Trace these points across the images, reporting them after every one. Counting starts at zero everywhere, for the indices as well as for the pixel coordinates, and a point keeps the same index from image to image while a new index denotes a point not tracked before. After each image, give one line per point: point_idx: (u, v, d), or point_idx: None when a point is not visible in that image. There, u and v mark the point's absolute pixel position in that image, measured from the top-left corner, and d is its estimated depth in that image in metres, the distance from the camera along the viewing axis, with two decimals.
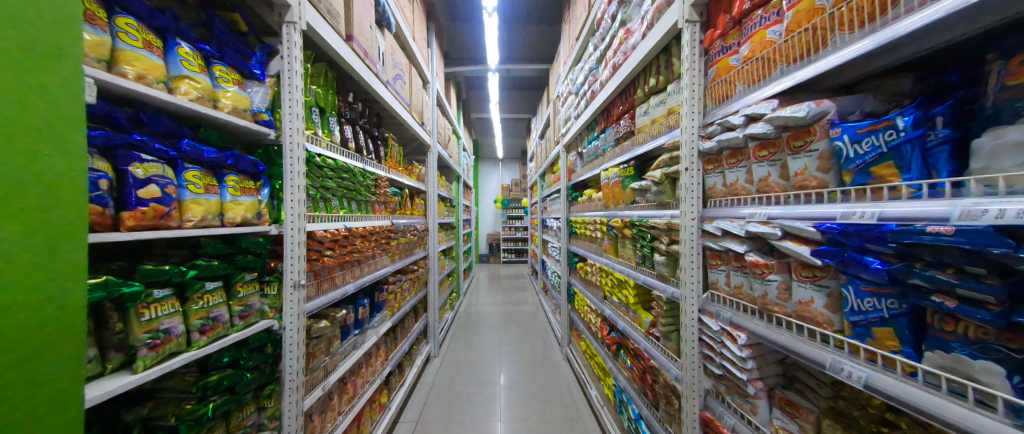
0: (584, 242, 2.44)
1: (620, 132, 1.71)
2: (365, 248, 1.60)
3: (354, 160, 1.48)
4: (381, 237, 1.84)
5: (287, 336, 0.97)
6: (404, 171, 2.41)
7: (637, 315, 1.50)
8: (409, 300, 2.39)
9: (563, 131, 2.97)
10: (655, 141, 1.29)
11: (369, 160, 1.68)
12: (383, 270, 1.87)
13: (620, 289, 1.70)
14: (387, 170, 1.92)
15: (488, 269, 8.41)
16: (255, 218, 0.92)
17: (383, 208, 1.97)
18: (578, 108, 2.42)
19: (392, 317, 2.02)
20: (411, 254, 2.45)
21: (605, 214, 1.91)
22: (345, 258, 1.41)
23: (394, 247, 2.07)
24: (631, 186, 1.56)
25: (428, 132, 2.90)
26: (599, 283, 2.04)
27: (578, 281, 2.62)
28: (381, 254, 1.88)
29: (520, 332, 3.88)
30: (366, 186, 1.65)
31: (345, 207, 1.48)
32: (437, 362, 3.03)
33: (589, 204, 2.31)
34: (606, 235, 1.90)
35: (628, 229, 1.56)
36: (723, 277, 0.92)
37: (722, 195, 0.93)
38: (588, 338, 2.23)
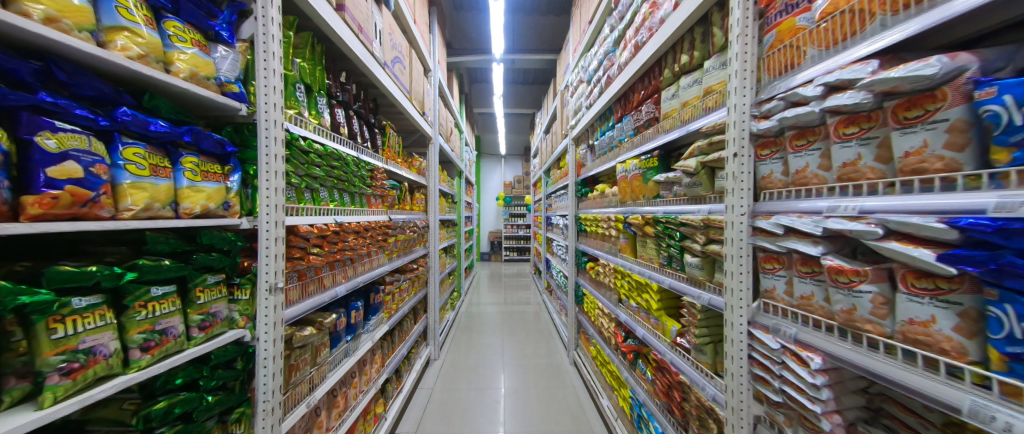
0: (595, 241, 2.29)
1: (640, 120, 1.55)
2: (358, 245, 1.45)
3: (347, 148, 1.33)
4: (376, 234, 1.69)
5: (261, 349, 0.82)
6: (404, 164, 2.26)
7: (660, 322, 1.35)
8: (407, 301, 2.25)
9: (571, 123, 2.82)
10: (688, 127, 1.14)
11: (364, 149, 1.53)
12: (379, 269, 1.72)
13: (638, 293, 1.55)
14: (384, 161, 1.77)
15: (490, 267, 8.27)
16: (221, 208, 0.76)
17: (380, 202, 1.82)
18: (590, 97, 2.26)
19: (389, 320, 1.87)
20: (410, 253, 2.30)
21: (620, 211, 1.76)
22: (336, 256, 1.27)
23: (392, 244, 1.93)
24: (654, 180, 1.41)
25: (429, 123, 2.73)
26: (612, 285, 1.89)
27: (587, 282, 2.46)
28: (377, 252, 1.73)
29: (523, 333, 3.74)
30: (361, 177, 1.50)
31: (336, 199, 1.34)
32: (437, 365, 2.89)
33: (602, 201, 2.15)
34: (622, 233, 1.75)
35: (649, 227, 1.41)
36: (784, 285, 0.77)
37: (782, 185, 0.77)
38: (600, 343, 2.08)
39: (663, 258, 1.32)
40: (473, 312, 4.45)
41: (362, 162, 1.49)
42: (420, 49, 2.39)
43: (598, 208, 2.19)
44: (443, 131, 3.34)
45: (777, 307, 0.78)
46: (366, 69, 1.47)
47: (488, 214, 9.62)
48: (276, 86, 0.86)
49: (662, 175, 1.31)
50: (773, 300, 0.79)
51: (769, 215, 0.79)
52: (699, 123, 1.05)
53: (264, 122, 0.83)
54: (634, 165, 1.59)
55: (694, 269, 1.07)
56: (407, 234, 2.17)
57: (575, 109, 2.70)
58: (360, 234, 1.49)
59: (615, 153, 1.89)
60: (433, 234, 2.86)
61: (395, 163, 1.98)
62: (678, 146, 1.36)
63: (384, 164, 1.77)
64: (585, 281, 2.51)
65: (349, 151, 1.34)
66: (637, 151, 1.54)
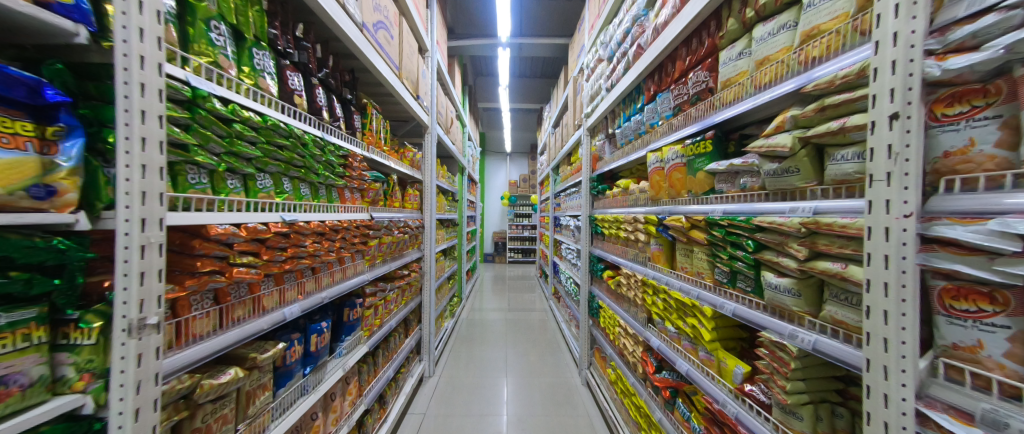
0: (615, 248, 1.95)
1: (684, 95, 1.21)
2: (322, 250, 1.14)
3: (301, 123, 1.02)
4: (351, 237, 1.37)
5: (113, 426, 0.51)
6: (392, 154, 1.95)
7: (713, 359, 1.01)
8: (395, 314, 1.93)
9: (586, 111, 2.48)
10: (767, 91, 0.80)
11: (334, 129, 1.23)
12: (357, 279, 1.40)
13: (677, 315, 1.21)
14: (362, 147, 1.45)
15: (493, 269, 7.95)
16: (28, 197, 0.44)
17: (358, 198, 1.50)
18: (610, 77, 1.93)
19: (369, 339, 1.56)
20: (398, 259, 1.97)
21: (652, 212, 1.42)
22: (282, 266, 0.95)
23: (373, 248, 1.61)
24: (704, 170, 1.07)
25: (424, 109, 2.42)
26: (638, 301, 1.56)
27: (604, 294, 2.12)
28: (353, 258, 1.42)
29: (528, 345, 3.40)
30: (327, 164, 1.19)
31: (288, 190, 1.02)
32: (432, 383, 2.57)
33: (625, 199, 1.81)
34: (657, 239, 1.41)
35: (700, 233, 1.07)
36: (1012, 348, 0.42)
37: (998, 166, 0.43)
38: (620, 368, 1.74)
39: (721, 275, 0.99)
40: (474, 319, 4.12)
41: (328, 145, 1.18)
42: (414, 22, 2.08)
43: (619, 209, 1.86)
44: (442, 122, 3.02)
45: (982, 377, 0.44)
46: (335, 28, 1.16)
47: (492, 213, 9.30)
48: (147, 3, 0.54)
49: (720, 163, 0.98)
50: (963, 362, 0.46)
51: (968, 219, 0.45)
52: (791, 82, 0.72)
53: (122, 58, 0.52)
54: (673, 153, 1.25)
55: (784, 295, 0.73)
56: (394, 236, 1.85)
57: (591, 94, 2.37)
58: (325, 237, 1.17)
59: (645, 141, 1.55)
60: (428, 235, 2.55)
61: (380, 152, 1.66)
62: (740, 125, 1.02)
63: (361, 152, 1.45)
64: (602, 292, 2.18)
65: (304, 128, 1.03)
66: (679, 134, 1.20)
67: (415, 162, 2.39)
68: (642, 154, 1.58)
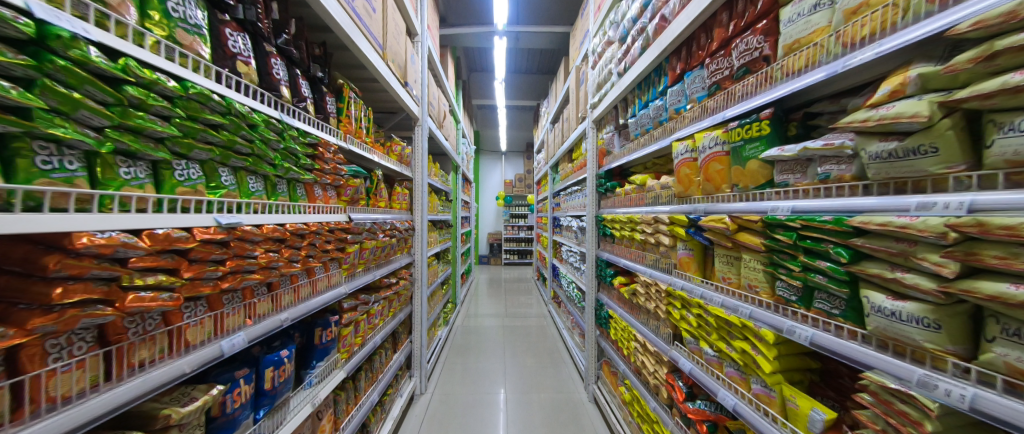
0: (629, 253, 1.75)
1: (727, 70, 1.01)
2: (282, 262, 0.91)
3: (244, 98, 0.78)
4: (324, 243, 1.14)
5: None
6: (377, 147, 1.72)
7: (776, 395, 0.80)
8: (380, 330, 1.69)
9: (592, 102, 2.28)
10: (864, 48, 0.61)
11: (298, 111, 1.00)
12: (333, 294, 1.17)
13: (719, 335, 1.00)
14: (337, 136, 1.22)
15: (488, 272, 7.71)
16: None
17: (334, 196, 1.26)
18: (621, 61, 1.74)
19: (348, 362, 1.33)
20: (385, 267, 1.73)
21: (681, 212, 1.21)
22: (218, 286, 0.72)
23: (354, 256, 1.37)
24: (759, 159, 0.87)
25: (414, 99, 2.19)
26: (661, 313, 1.35)
27: (615, 303, 1.91)
28: (327, 268, 1.19)
29: (528, 354, 3.18)
30: (289, 154, 0.96)
31: (229, 185, 0.78)
32: (424, 400, 2.33)
33: (641, 198, 1.61)
34: (687, 244, 1.20)
35: (755, 238, 0.87)
36: None
37: None
38: (637, 389, 1.53)
39: (787, 290, 0.78)
40: (470, 326, 3.89)
41: (286, 128, 0.93)
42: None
43: (635, 208, 1.65)
44: (435, 114, 2.79)
45: None
46: None
47: (488, 214, 9.03)
48: None
49: (785, 149, 0.78)
50: None
51: None
52: (911, 29, 0.53)
53: None
54: (711, 140, 1.04)
55: (907, 325, 0.52)
56: (379, 240, 1.61)
57: (598, 83, 2.16)
58: (287, 244, 0.94)
59: (669, 130, 1.35)
60: (419, 238, 2.31)
61: (361, 143, 1.43)
62: (807, 101, 0.82)
63: (336, 141, 1.21)
64: (612, 300, 1.97)
65: (249, 104, 0.79)
66: (721, 117, 1.00)
67: (405, 157, 2.16)
68: (664, 145, 1.37)
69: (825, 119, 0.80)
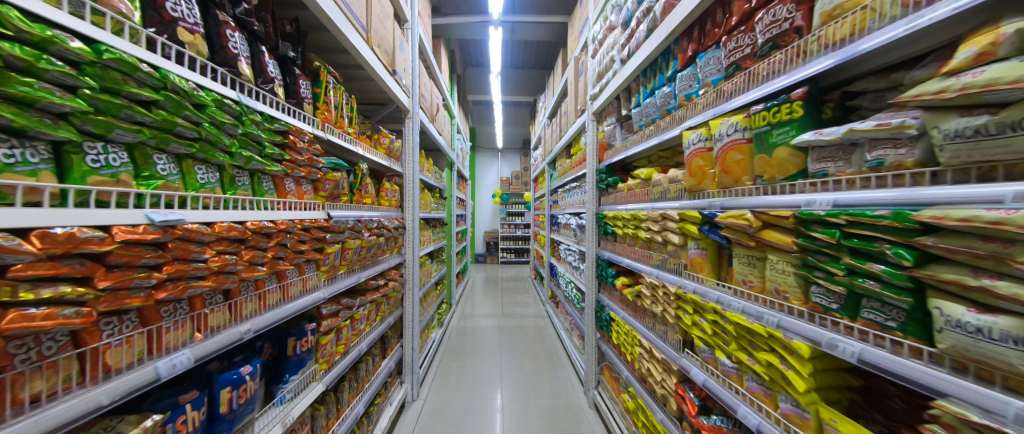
0: (632, 253, 1.65)
1: (749, 48, 0.90)
2: (245, 265, 0.78)
3: (187, 71, 0.64)
4: (298, 243, 1.02)
5: None
6: (362, 139, 1.59)
7: (811, 418, 0.69)
8: (366, 336, 1.57)
9: (592, 93, 2.17)
10: (934, 5, 0.49)
11: (264, 93, 0.87)
12: (309, 299, 1.06)
13: (740, 344, 0.90)
14: (312, 123, 1.09)
15: (485, 271, 7.59)
16: None
17: (311, 191, 1.14)
18: (625, 47, 1.63)
19: (328, 373, 1.21)
20: (371, 268, 1.61)
21: (693, 208, 1.11)
22: (150, 298, 0.58)
23: (335, 257, 1.25)
24: (789, 146, 0.76)
25: (404, 90, 2.07)
26: (670, 318, 1.25)
27: (617, 305, 1.81)
28: (303, 271, 1.07)
29: (525, 357, 3.07)
30: (254, 141, 0.84)
31: (167, 175, 0.63)
32: (416, 407, 2.22)
33: (647, 194, 1.50)
34: (699, 243, 1.10)
35: (784, 236, 0.76)
36: None
37: None
38: (641, 398, 1.43)
39: (825, 298, 0.68)
40: (464, 327, 3.77)
41: (244, 109, 0.79)
42: None
43: (638, 204, 1.54)
44: (427, 107, 2.67)
45: None
46: None
47: (484, 212, 8.91)
48: None
49: (823, 133, 0.67)
50: None
51: None
52: None
53: None
54: (731, 127, 0.93)
55: (997, 346, 0.41)
56: (365, 240, 1.49)
57: (598, 73, 2.05)
58: (250, 245, 0.82)
59: (678, 118, 1.24)
60: (410, 237, 2.19)
61: (342, 133, 1.30)
62: (854, 73, 0.71)
63: (313, 130, 1.09)
64: (614, 302, 1.87)
65: (193, 79, 0.65)
66: (742, 100, 0.89)
67: (394, 151, 2.03)
68: (673, 135, 1.27)
69: (869, 98, 0.70)
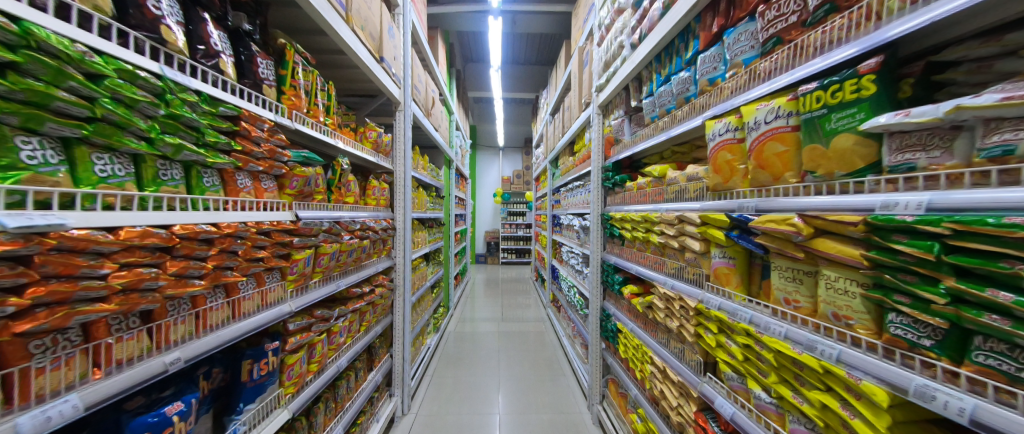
0: (643, 259, 1.48)
1: (796, 15, 0.74)
2: (170, 280, 0.63)
3: (73, 29, 0.49)
4: (252, 250, 0.87)
5: None
6: (343, 132, 1.44)
7: None
8: (348, 349, 1.42)
9: (597, 84, 2.01)
10: None
11: (206, 69, 0.72)
12: (269, 316, 0.90)
13: (782, 377, 0.74)
14: (274, 110, 0.94)
15: (485, 271, 7.45)
16: None
17: (276, 189, 0.98)
18: (635, 30, 1.46)
19: (299, 396, 1.06)
20: (352, 275, 1.46)
21: (719, 210, 0.94)
22: (3, 333, 0.42)
23: (307, 264, 1.10)
24: (854, 133, 0.60)
25: (394, 80, 1.91)
26: (688, 336, 1.09)
27: (625, 315, 1.65)
28: (262, 281, 0.92)
29: (525, 364, 2.91)
30: (188, 126, 0.68)
31: (37, 164, 0.46)
32: (407, 420, 2.07)
33: (661, 193, 1.33)
34: (725, 252, 0.94)
35: (849, 248, 0.60)
36: None
37: None
38: (653, 423, 1.27)
39: (912, 330, 0.52)
40: (462, 332, 3.62)
41: (167, 84, 0.63)
42: None
43: (650, 205, 1.38)
44: (422, 100, 2.51)
45: None
46: None
47: (485, 211, 8.75)
48: None
49: (911, 114, 0.50)
50: None
51: None
52: None
53: None
54: (772, 114, 0.77)
55: None
56: (345, 244, 1.34)
57: (604, 62, 1.89)
58: (182, 253, 0.67)
59: (699, 107, 1.08)
60: (401, 238, 2.04)
61: (315, 122, 1.15)
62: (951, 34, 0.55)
63: (275, 117, 0.94)
64: (622, 312, 1.70)
65: (79, 39, 0.50)
66: (787, 80, 0.73)
67: (384, 147, 1.88)
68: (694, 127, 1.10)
69: (966, 68, 0.54)
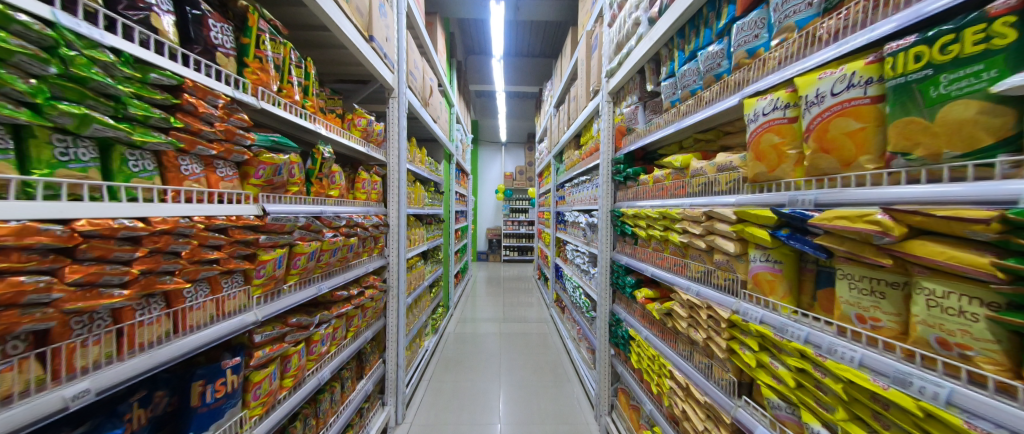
0: (661, 261, 1.33)
1: None
2: (68, 291, 0.49)
3: None
4: (201, 250, 0.72)
5: None
6: (325, 117, 1.29)
7: None
8: (332, 359, 1.28)
9: (607, 70, 1.85)
10: None
11: (129, 23, 0.58)
12: (223, 328, 0.76)
13: (851, 414, 0.59)
14: (230, 84, 0.79)
15: (487, 269, 7.32)
16: None
17: (235, 178, 0.84)
18: (653, 4, 1.30)
19: (271, 418, 0.92)
20: (337, 276, 1.32)
21: (761, 205, 0.78)
22: None
23: (279, 266, 0.96)
24: (983, 97, 0.42)
25: (386, 64, 1.76)
26: (718, 351, 0.93)
27: (638, 322, 1.50)
28: (215, 286, 0.78)
29: (527, 368, 2.78)
30: (100, 95, 0.54)
31: None
32: (402, 429, 1.94)
33: (682, 187, 1.17)
34: (768, 254, 0.78)
35: (968, 253, 0.43)
36: None
37: None
38: None
39: None
40: (462, 333, 3.49)
41: (60, 34, 0.48)
42: None
43: (669, 200, 1.22)
44: (419, 89, 2.36)
45: None
46: None
47: (486, 208, 8.60)
48: None
49: None
50: None
51: None
52: None
53: None
54: (841, 83, 0.60)
55: None
56: (328, 242, 1.20)
57: (615, 45, 1.73)
58: (91, 256, 0.53)
59: (734, 84, 0.92)
60: (395, 236, 1.90)
61: (286, 103, 1.00)
62: None
63: (230, 93, 0.79)
64: (634, 319, 1.55)
65: None
66: (866, 37, 0.56)
67: (375, 137, 1.73)
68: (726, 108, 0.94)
69: None
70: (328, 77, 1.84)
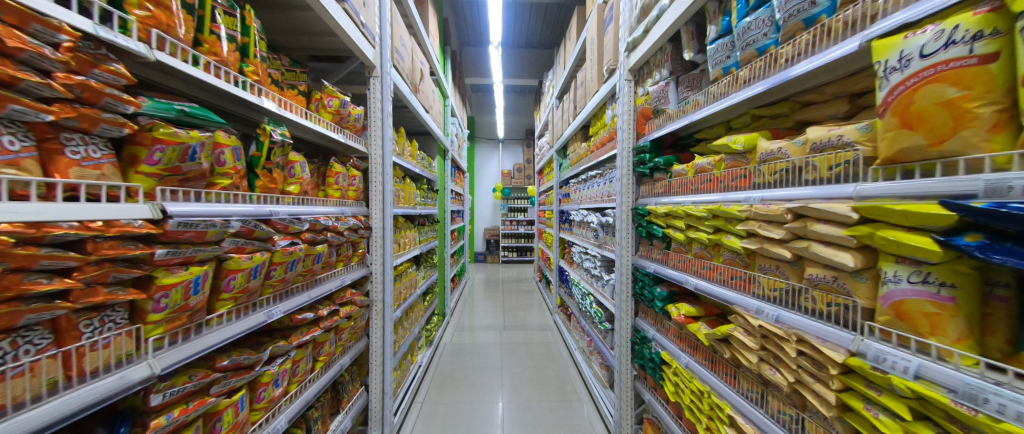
0: (709, 272, 1.06)
1: None
2: None
3: None
4: (20, 279, 0.43)
5: None
6: (277, 91, 1.01)
7: None
8: (293, 403, 0.99)
9: (627, 43, 1.58)
10: None
11: None
12: (66, 404, 0.46)
13: None
14: (97, 16, 0.51)
15: (485, 271, 7.05)
16: None
17: (107, 163, 0.54)
18: None
19: None
20: (297, 295, 1.03)
21: (918, 197, 0.51)
22: None
23: (196, 292, 0.67)
24: None
25: (366, 36, 1.48)
26: (821, 405, 0.66)
27: (674, 344, 1.23)
28: (63, 333, 0.50)
29: (533, 384, 2.50)
30: None
31: None
32: None
33: (748, 176, 0.90)
34: (926, 273, 0.51)
35: None
36: None
37: None
38: None
39: None
40: (460, 343, 3.19)
41: None
42: None
43: (728, 194, 0.94)
44: (408, 71, 2.07)
45: None
46: None
47: (484, 207, 8.30)
48: None
49: None
50: None
51: None
52: None
53: None
54: None
55: None
56: (281, 252, 0.91)
57: (639, 10, 1.46)
58: None
59: (845, 25, 0.65)
60: (379, 240, 1.62)
61: (208, 61, 0.72)
62: None
63: (91, 28, 0.49)
64: (669, 340, 1.27)
65: None
66: None
67: (352, 123, 1.44)
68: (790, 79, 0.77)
69: None
70: (297, 52, 1.54)
